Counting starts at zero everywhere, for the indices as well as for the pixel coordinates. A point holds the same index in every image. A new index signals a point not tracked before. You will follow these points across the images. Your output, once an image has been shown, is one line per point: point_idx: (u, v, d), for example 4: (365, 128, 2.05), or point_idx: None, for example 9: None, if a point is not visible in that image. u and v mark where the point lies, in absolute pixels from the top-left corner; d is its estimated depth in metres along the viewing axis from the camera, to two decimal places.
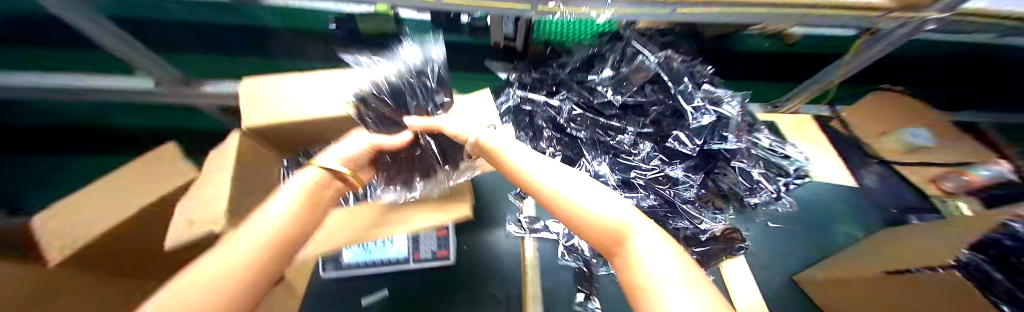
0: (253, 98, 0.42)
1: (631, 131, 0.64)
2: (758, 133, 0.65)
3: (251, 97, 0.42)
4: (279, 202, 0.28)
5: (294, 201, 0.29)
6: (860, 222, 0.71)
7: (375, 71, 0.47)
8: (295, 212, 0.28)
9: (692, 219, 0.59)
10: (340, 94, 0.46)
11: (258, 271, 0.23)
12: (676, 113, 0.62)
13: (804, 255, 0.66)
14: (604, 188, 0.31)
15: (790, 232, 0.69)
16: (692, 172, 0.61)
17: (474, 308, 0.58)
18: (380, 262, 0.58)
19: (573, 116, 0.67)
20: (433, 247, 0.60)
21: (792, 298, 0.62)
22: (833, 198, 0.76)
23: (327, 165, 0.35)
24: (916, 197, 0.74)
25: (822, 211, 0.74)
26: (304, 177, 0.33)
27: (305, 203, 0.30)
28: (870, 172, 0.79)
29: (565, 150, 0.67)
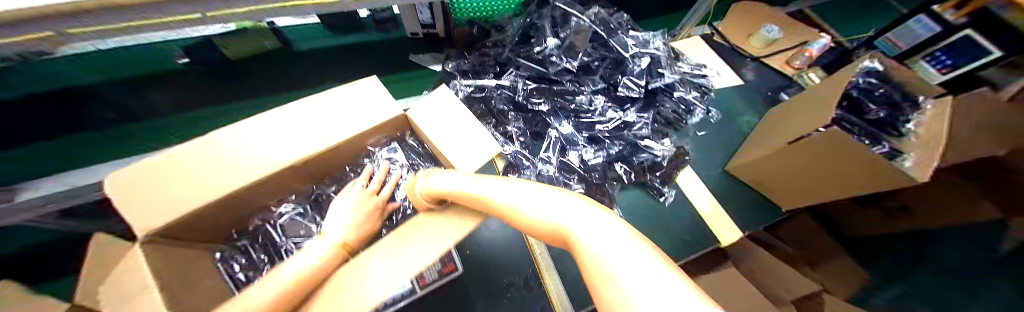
0: (146, 189, 0.28)
1: (587, 91, 0.69)
2: (681, 62, 0.77)
3: (141, 187, 0.28)
4: (291, 265, 0.25)
5: (296, 270, 0.25)
6: (753, 108, 0.92)
7: (323, 103, 0.38)
8: (284, 291, 0.23)
9: (650, 150, 0.70)
10: (282, 137, 0.35)
11: None
12: (619, 64, 0.69)
13: (724, 147, 0.84)
14: (556, 188, 0.21)
15: (711, 134, 0.86)
16: (644, 111, 0.70)
17: (499, 299, 0.59)
18: (382, 305, 0.50)
19: (532, 91, 0.70)
20: (438, 267, 0.54)
21: (723, 183, 0.80)
22: (734, 96, 0.94)
23: (340, 236, 0.31)
24: (780, 79, 0.98)
25: (730, 109, 0.92)
26: (317, 248, 0.28)
27: (312, 271, 0.25)
28: (748, 69, 1.01)
29: (529, 128, 0.72)
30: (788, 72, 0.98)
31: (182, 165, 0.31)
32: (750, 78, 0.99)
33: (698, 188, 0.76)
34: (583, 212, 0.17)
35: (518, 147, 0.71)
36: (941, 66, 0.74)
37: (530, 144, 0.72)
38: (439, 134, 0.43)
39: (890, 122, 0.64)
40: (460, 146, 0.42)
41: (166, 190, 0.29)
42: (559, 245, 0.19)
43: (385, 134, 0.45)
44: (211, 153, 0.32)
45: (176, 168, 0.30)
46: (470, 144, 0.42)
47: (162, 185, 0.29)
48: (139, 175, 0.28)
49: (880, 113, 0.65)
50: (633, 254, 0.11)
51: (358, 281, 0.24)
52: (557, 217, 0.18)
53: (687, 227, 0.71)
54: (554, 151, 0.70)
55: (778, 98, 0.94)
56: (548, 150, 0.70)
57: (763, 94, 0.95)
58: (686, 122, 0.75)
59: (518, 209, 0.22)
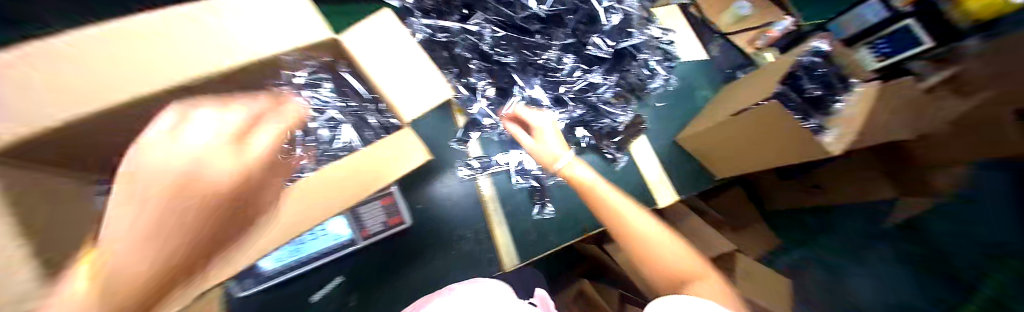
0: (58, 78, 0.19)
1: (556, 46, 0.63)
2: (652, 25, 0.74)
3: (58, 78, 0.19)
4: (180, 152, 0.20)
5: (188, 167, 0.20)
6: (711, 85, 0.95)
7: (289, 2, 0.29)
8: (156, 206, 0.18)
9: (611, 117, 0.72)
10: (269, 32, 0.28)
11: (137, 271, 0.17)
12: (592, 19, 0.64)
13: (677, 120, 0.88)
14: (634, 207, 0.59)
15: (669, 106, 0.89)
16: (609, 74, 0.69)
17: (448, 252, 0.60)
18: (321, 252, 0.49)
19: (497, 40, 0.62)
20: (381, 219, 0.52)
21: (672, 153, 0.85)
22: (696, 71, 0.96)
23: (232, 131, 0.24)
24: (741, 58, 1.01)
25: (690, 83, 0.94)
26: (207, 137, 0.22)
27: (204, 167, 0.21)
28: (714, 45, 1.02)
29: (495, 84, 0.66)
30: (749, 51, 1.01)
31: (113, 54, 0.21)
32: (715, 54, 1.01)
33: (647, 155, 0.81)
34: (648, 230, 0.56)
35: (479, 102, 0.67)
36: None
37: (495, 102, 0.67)
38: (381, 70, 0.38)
39: (825, 101, 0.68)
40: (407, 88, 0.38)
41: (101, 81, 0.20)
42: (660, 270, 0.54)
43: (318, 68, 0.38)
44: (173, 40, 0.23)
45: (104, 57, 0.21)
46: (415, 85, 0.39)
47: (97, 80, 0.20)
48: (11, 58, 0.17)
49: (816, 92, 0.68)
50: (651, 241, 0.56)
51: (315, 201, 0.31)
52: (675, 251, 0.54)
53: (633, 190, 0.77)
54: (518, 109, 0.67)
55: (735, 76, 0.98)
56: (510, 107, 0.66)
57: (721, 71, 0.99)
58: (647, 91, 0.76)
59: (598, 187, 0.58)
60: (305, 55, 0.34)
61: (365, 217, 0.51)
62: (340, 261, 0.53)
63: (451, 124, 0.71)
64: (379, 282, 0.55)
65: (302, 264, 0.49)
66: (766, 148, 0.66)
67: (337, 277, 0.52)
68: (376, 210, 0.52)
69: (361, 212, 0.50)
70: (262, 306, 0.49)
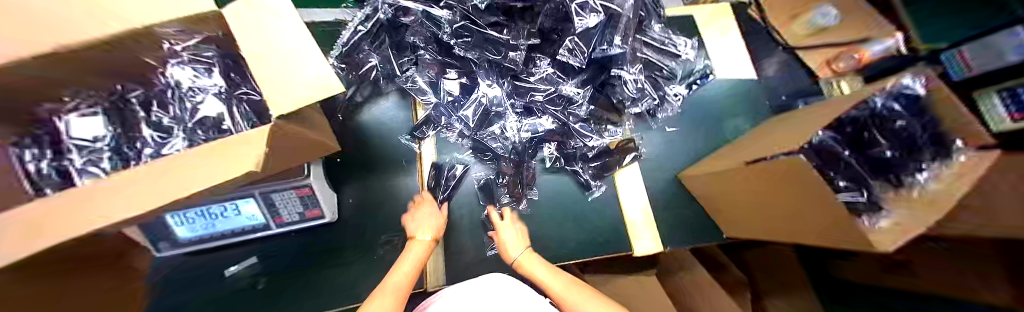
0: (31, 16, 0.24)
1: (522, 46, 0.53)
2: (652, 31, 0.58)
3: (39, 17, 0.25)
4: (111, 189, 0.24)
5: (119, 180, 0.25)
6: (751, 113, 0.74)
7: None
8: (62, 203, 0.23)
9: (584, 138, 0.63)
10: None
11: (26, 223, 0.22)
12: (565, 16, 0.51)
13: (691, 151, 0.71)
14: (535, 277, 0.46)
15: (683, 133, 0.72)
16: (584, 87, 0.58)
17: (370, 256, 0.56)
18: (236, 231, 0.50)
19: (457, 30, 0.53)
20: (299, 209, 0.51)
21: (671, 191, 0.69)
22: (734, 92, 0.76)
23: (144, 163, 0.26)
24: (808, 82, 0.76)
25: (721, 107, 0.74)
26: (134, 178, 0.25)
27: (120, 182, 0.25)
28: (772, 62, 0.79)
29: (461, 77, 0.61)
30: (821, 75, 0.74)
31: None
32: (768, 73, 0.79)
33: (636, 187, 0.67)
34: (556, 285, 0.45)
35: (437, 97, 0.61)
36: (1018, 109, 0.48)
37: (460, 99, 0.61)
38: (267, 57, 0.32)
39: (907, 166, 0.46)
40: (287, 74, 0.32)
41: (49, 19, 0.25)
42: None
43: (208, 41, 0.36)
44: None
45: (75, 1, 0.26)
46: (293, 78, 0.32)
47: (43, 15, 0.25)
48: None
49: (887, 152, 0.47)
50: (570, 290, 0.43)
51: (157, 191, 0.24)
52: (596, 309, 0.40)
53: (607, 226, 0.64)
54: (476, 112, 0.59)
55: (794, 105, 0.74)
56: (467, 109, 0.59)
57: (773, 96, 0.75)
58: (626, 114, 0.64)
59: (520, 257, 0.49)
60: (184, 26, 0.31)
61: (280, 206, 0.49)
62: (264, 241, 0.55)
63: (410, 117, 0.66)
64: (296, 274, 0.54)
65: (221, 238, 0.51)
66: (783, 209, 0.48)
67: (254, 257, 0.54)
68: (292, 199, 0.49)
69: (273, 200, 0.47)
70: (183, 267, 0.52)
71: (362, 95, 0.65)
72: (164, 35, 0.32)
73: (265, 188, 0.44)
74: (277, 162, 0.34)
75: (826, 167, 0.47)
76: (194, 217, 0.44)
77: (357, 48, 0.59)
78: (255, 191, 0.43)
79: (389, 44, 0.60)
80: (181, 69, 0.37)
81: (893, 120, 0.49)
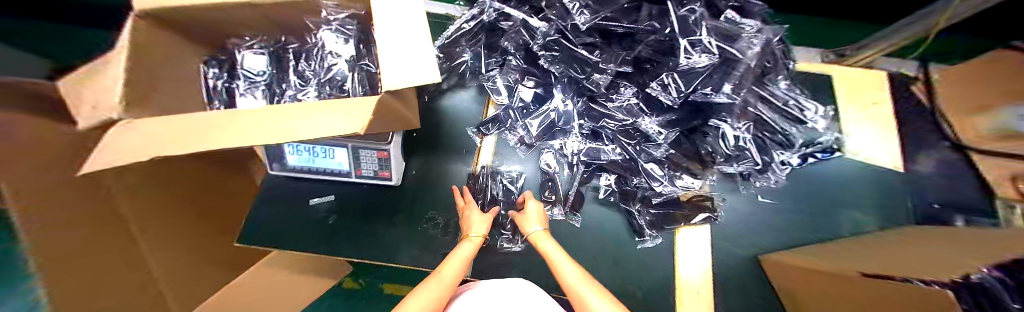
0: None
1: (610, 70, 0.51)
2: (773, 87, 0.51)
3: None
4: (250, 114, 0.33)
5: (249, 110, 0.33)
6: (878, 211, 0.58)
7: None
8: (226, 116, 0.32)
9: (652, 180, 0.57)
10: None
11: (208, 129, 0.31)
12: (667, 49, 0.49)
13: (780, 233, 0.59)
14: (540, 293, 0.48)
15: (774, 210, 0.60)
16: (668, 128, 0.53)
17: (412, 228, 0.60)
18: (322, 171, 0.58)
19: (549, 43, 0.53)
20: (374, 168, 0.57)
21: (735, 270, 0.58)
22: (858, 178, 0.60)
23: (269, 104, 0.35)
24: (981, 194, 0.57)
25: (832, 192, 0.60)
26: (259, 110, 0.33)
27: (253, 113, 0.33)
28: (930, 155, 0.61)
29: (538, 87, 0.61)
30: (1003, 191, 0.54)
31: None
32: (925, 168, 0.60)
33: (699, 252, 0.58)
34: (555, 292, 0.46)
35: (514, 99, 0.62)
36: None
37: (531, 106, 0.62)
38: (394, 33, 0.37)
39: None
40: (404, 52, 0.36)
41: None
42: None
43: (353, 17, 0.44)
44: None
45: None
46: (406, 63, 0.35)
47: None
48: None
49: None
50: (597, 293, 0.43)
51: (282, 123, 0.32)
52: None
53: (648, 283, 0.57)
54: (543, 123, 0.59)
55: (950, 219, 0.55)
56: (535, 117, 0.59)
57: (919, 199, 0.58)
58: (712, 169, 0.55)
59: (552, 251, 0.49)
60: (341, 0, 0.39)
61: (362, 160, 0.55)
62: (340, 184, 0.63)
63: (480, 111, 0.70)
64: (354, 224, 0.60)
65: (314, 173, 0.59)
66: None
67: (330, 195, 0.62)
68: (372, 159, 0.55)
69: (360, 154, 0.54)
70: (281, 185, 0.64)
71: (449, 83, 0.71)
72: (325, 5, 0.40)
73: (356, 144, 0.50)
74: (379, 128, 0.40)
75: None
76: (303, 150, 0.54)
77: (456, 43, 0.64)
78: (350, 143, 0.49)
79: (484, 43, 0.63)
80: (330, 34, 0.44)
81: None
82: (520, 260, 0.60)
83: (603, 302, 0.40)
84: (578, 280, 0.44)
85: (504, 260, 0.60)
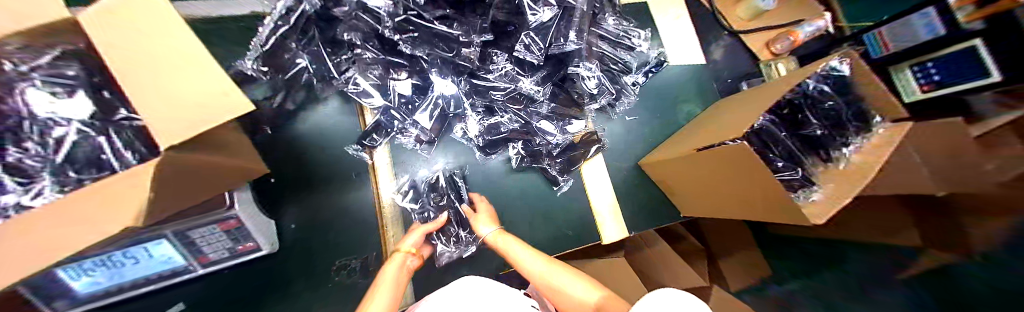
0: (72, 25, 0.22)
1: (475, 42, 0.50)
2: (608, 24, 0.58)
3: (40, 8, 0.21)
4: None
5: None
6: (701, 97, 0.77)
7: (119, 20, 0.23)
8: None
9: (544, 134, 0.62)
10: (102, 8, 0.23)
11: None
12: (517, 9, 0.49)
13: (650, 138, 0.73)
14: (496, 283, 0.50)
15: (641, 122, 0.74)
16: (543, 84, 0.57)
17: (323, 284, 0.54)
18: (156, 278, 0.44)
19: (401, 24, 0.48)
20: (227, 246, 0.45)
21: (633, 180, 0.71)
22: (684, 77, 0.78)
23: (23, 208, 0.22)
24: (749, 63, 0.82)
25: (672, 93, 0.77)
26: None
27: None
28: (718, 45, 0.82)
29: (413, 77, 0.56)
30: (762, 58, 0.81)
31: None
32: (716, 57, 0.82)
33: (601, 179, 0.68)
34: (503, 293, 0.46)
35: (389, 98, 0.57)
36: (927, 82, 0.64)
37: (412, 100, 0.58)
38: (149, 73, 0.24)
39: (828, 142, 0.53)
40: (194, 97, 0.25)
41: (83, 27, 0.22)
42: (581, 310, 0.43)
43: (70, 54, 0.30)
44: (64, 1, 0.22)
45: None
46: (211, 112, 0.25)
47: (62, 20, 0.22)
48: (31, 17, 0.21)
49: (818, 130, 0.53)
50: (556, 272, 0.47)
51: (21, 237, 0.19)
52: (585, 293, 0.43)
53: (574, 220, 0.66)
54: (433, 115, 0.57)
55: (737, 87, 0.79)
56: (422, 112, 0.56)
57: (720, 80, 0.79)
58: (587, 110, 0.63)
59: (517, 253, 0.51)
60: (28, 42, 0.25)
61: (202, 244, 0.42)
62: (189, 281, 0.48)
63: (357, 123, 0.61)
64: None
65: (132, 288, 0.44)
66: (722, 198, 0.54)
67: (180, 303, 0.48)
68: (216, 235, 0.42)
69: (191, 237, 0.40)
70: None
71: (296, 103, 0.58)
72: (3, 54, 0.25)
73: (180, 227, 0.37)
74: (181, 203, 0.31)
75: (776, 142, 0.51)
76: (88, 270, 0.36)
77: (281, 48, 0.50)
78: (165, 231, 0.36)
79: (318, 39, 0.51)
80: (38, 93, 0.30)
81: (823, 101, 0.54)
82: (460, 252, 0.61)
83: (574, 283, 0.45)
84: (535, 262, 0.49)
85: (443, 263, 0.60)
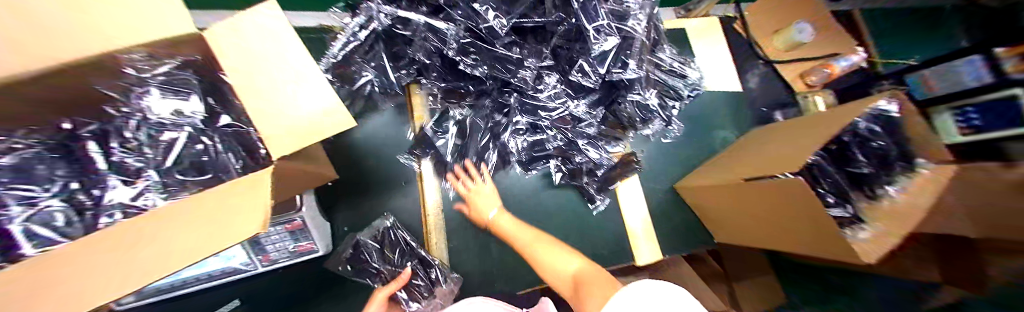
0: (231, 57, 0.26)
1: (532, 64, 0.53)
2: (662, 53, 0.61)
3: (224, 42, 0.25)
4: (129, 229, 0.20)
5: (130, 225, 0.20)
6: (735, 124, 0.78)
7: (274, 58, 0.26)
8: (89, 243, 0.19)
9: (589, 154, 0.64)
10: (254, 45, 0.25)
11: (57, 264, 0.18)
12: (575, 36, 0.52)
13: (685, 162, 0.74)
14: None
15: (676, 145, 0.75)
16: (595, 107, 0.59)
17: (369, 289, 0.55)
18: (222, 274, 0.46)
19: (464, 45, 0.50)
20: (287, 246, 0.46)
21: (668, 202, 0.71)
22: (721, 104, 0.79)
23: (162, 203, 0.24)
24: (784, 93, 0.83)
25: (707, 118, 0.78)
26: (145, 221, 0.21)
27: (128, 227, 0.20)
28: (753, 74, 0.84)
29: (472, 97, 0.59)
30: (796, 88, 0.82)
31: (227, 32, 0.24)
32: (751, 85, 0.83)
33: (636, 200, 0.69)
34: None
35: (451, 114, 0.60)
36: (965, 125, 0.65)
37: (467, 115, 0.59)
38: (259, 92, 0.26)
39: (874, 180, 0.53)
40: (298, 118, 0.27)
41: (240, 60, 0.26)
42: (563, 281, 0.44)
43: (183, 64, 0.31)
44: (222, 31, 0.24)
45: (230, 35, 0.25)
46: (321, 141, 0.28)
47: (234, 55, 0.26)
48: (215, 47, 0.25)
49: (864, 168, 0.54)
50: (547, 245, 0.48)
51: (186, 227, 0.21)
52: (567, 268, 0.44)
53: (610, 239, 0.67)
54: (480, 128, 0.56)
55: (771, 116, 0.80)
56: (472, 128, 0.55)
57: (755, 108, 0.81)
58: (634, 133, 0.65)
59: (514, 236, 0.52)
60: (152, 52, 0.26)
61: (266, 243, 0.44)
62: (246, 278, 0.50)
63: (407, 132, 0.62)
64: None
65: (197, 282, 0.46)
66: (764, 229, 0.55)
67: (236, 300, 0.50)
68: (280, 235, 0.44)
69: (259, 237, 0.42)
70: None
71: (354, 110, 0.60)
72: (128, 61, 0.26)
73: None
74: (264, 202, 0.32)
75: (824, 177, 0.51)
76: None
77: (349, 61, 0.52)
78: None
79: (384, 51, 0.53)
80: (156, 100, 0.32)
81: (873, 140, 0.54)
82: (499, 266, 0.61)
83: (564, 256, 0.46)
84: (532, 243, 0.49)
85: (484, 277, 0.60)
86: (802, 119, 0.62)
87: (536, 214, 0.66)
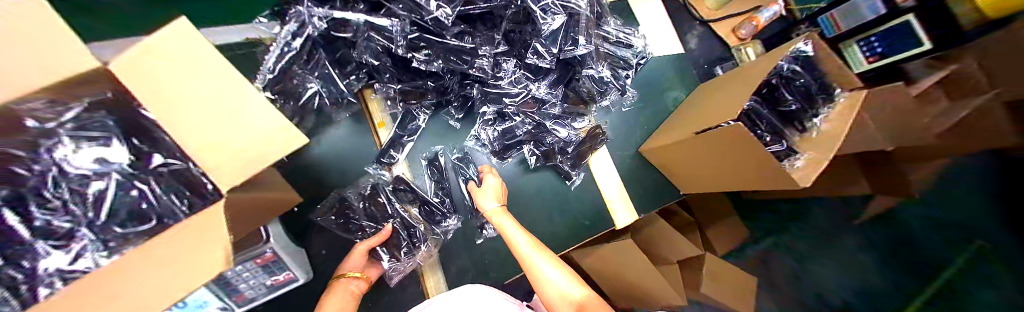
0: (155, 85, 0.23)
1: (487, 52, 0.52)
2: (608, 26, 0.63)
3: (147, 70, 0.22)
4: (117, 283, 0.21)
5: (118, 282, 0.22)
6: (683, 83, 0.83)
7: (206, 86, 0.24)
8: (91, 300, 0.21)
9: (556, 134, 0.66)
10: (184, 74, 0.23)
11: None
12: (524, 18, 0.53)
13: (645, 127, 0.79)
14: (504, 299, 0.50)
15: (635, 112, 0.79)
16: (555, 87, 0.60)
17: None
18: None
19: (413, 42, 0.49)
20: (262, 281, 0.44)
21: (636, 166, 0.76)
22: (670, 66, 0.83)
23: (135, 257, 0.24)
24: (720, 49, 0.90)
25: (659, 81, 0.82)
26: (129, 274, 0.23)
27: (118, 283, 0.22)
28: (692, 35, 0.90)
29: (432, 94, 0.58)
30: (730, 42, 0.90)
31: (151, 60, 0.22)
32: (691, 46, 0.89)
33: (607, 169, 0.73)
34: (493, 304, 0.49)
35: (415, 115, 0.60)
36: (871, 54, 0.76)
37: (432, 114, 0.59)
38: (184, 105, 0.24)
39: (801, 114, 0.60)
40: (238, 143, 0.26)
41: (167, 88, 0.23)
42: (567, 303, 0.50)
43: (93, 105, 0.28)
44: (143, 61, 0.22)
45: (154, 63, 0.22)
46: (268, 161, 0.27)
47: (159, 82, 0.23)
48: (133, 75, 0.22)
49: (792, 105, 0.61)
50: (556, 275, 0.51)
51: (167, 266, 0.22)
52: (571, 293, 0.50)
53: (591, 209, 0.71)
54: None
55: (713, 71, 0.87)
56: None
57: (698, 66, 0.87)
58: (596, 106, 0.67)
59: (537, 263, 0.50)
60: (55, 97, 0.23)
61: (238, 282, 0.42)
62: None
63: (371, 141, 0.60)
64: None
65: None
66: (719, 174, 0.61)
67: None
68: (251, 272, 0.42)
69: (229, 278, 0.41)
70: None
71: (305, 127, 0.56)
72: (27, 111, 0.24)
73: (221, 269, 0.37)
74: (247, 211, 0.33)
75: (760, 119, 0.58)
76: None
77: (289, 74, 0.50)
78: None
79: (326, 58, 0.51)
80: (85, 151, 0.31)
81: (795, 79, 0.62)
82: (491, 255, 0.62)
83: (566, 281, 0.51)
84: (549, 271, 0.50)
85: (477, 269, 0.61)
86: (738, 70, 0.68)
87: (517, 200, 0.68)
